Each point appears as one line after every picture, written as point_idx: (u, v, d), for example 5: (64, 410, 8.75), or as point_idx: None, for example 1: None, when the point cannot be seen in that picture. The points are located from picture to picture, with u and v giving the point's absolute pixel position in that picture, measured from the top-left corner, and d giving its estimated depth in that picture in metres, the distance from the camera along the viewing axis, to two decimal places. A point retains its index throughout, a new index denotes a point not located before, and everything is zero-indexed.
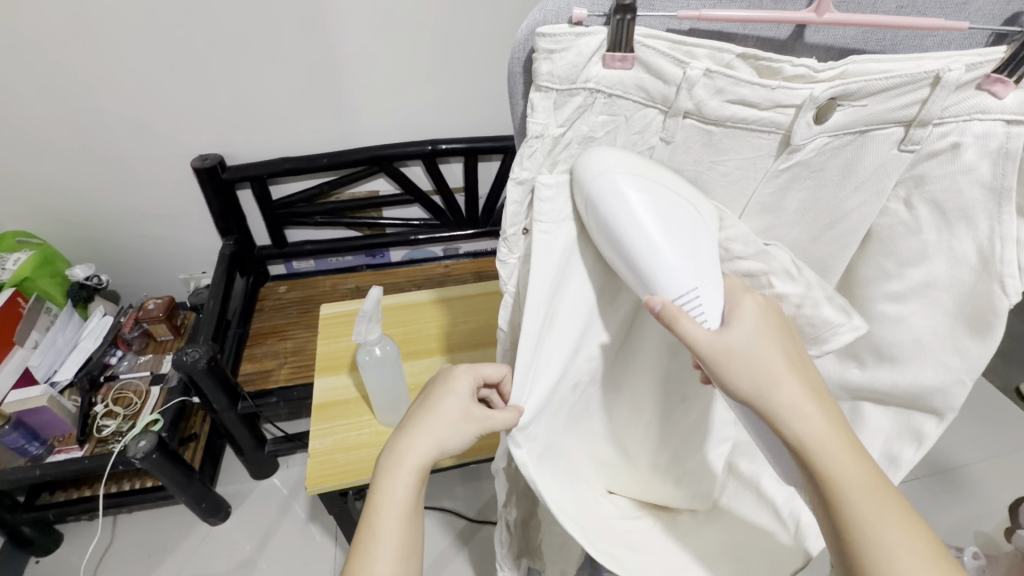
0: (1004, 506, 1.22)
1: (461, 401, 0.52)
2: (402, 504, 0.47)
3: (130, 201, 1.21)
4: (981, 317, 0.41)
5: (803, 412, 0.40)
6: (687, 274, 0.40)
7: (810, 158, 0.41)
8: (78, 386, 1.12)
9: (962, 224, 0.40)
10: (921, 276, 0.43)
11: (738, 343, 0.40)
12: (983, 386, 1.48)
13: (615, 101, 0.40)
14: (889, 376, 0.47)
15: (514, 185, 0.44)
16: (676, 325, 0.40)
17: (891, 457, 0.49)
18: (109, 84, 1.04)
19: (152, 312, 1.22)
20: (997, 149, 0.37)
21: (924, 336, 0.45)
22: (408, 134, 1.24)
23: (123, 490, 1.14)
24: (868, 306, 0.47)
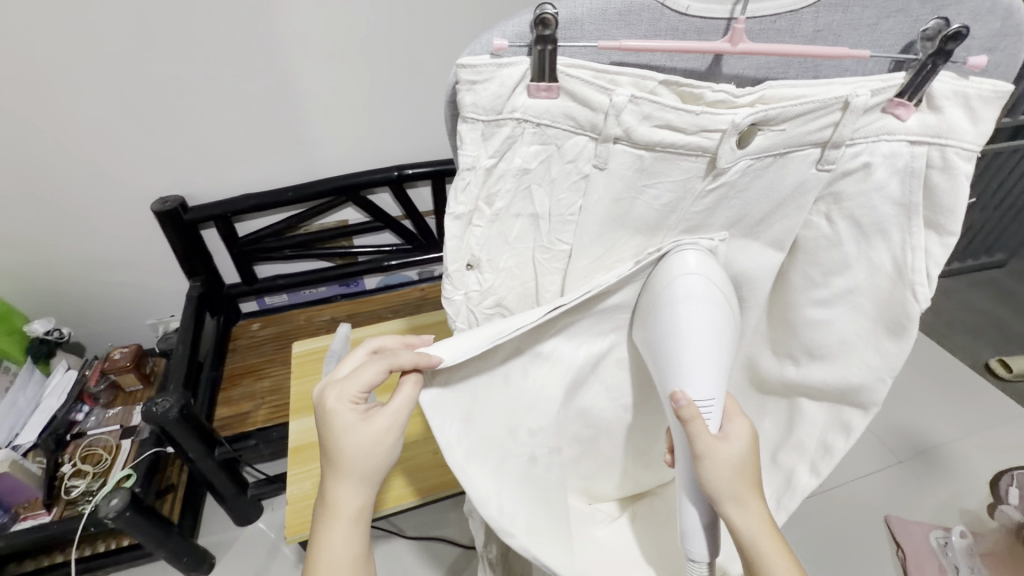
0: (985, 481, 1.25)
1: (354, 421, 0.47)
2: (345, 554, 0.48)
3: (90, 248, 1.17)
4: (898, 320, 0.47)
5: (753, 516, 0.46)
6: (710, 386, 0.47)
7: (736, 178, 0.43)
8: (43, 447, 1.07)
9: (879, 238, 0.46)
10: (844, 283, 0.49)
11: (733, 456, 0.46)
12: (956, 362, 1.52)
13: (544, 131, 0.41)
14: (820, 372, 0.54)
15: (453, 220, 0.45)
16: (691, 424, 0.45)
17: (825, 446, 0.55)
18: (60, 135, 1.02)
19: (118, 362, 1.17)
20: (905, 169, 0.42)
21: (850, 338, 0.51)
22: (375, 162, 1.24)
23: (98, 552, 1.09)
24: (796, 312, 0.53)
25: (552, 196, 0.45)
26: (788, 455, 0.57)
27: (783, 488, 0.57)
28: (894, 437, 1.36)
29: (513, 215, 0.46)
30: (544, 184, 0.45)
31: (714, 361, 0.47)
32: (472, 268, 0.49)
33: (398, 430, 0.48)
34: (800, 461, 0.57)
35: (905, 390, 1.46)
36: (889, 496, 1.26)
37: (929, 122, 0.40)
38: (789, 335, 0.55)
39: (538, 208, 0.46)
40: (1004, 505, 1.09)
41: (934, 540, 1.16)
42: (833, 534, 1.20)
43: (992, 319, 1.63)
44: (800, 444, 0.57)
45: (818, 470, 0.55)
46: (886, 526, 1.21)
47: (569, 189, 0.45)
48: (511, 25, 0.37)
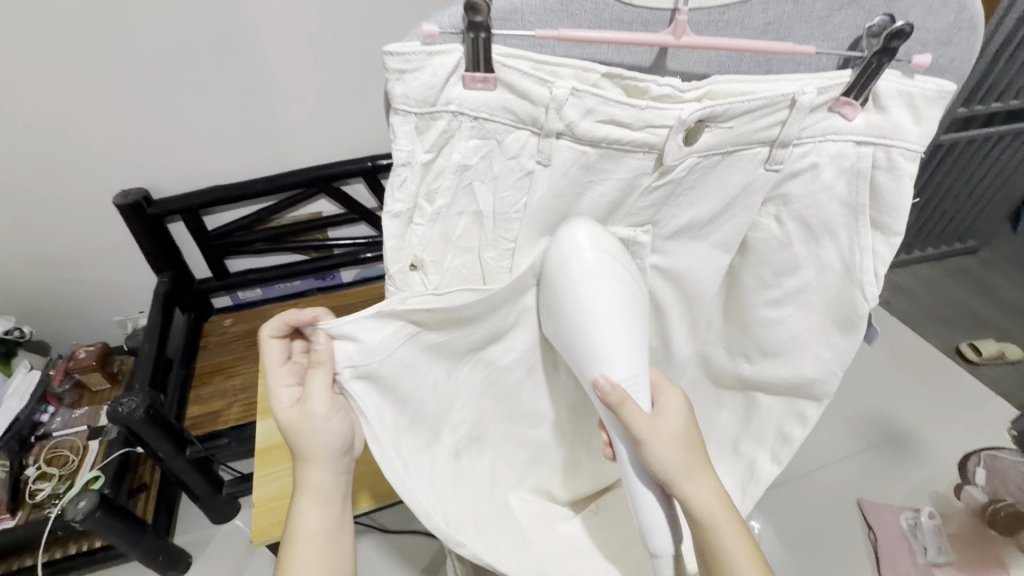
0: (953, 464, 1.29)
1: (290, 390, 0.51)
2: (320, 532, 0.53)
3: (45, 246, 1.13)
4: (847, 316, 0.48)
5: (703, 487, 0.48)
6: (631, 362, 0.45)
7: (683, 175, 0.42)
8: (5, 450, 1.04)
9: (825, 235, 0.46)
10: (796, 284, 0.49)
11: (670, 427, 0.47)
12: (930, 348, 1.54)
13: (483, 125, 0.39)
14: (775, 369, 0.54)
15: (391, 220, 0.43)
16: (621, 407, 0.44)
17: (784, 435, 0.57)
18: (8, 125, 0.96)
19: (84, 361, 1.14)
20: (851, 169, 0.42)
21: (800, 336, 0.51)
22: (345, 153, 1.20)
23: (70, 553, 1.08)
24: (749, 312, 0.52)
25: (496, 194, 0.43)
26: (750, 445, 0.59)
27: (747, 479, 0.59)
28: (867, 424, 1.38)
29: (455, 213, 0.44)
30: (487, 182, 0.43)
31: (628, 333, 0.45)
32: (416, 269, 0.46)
33: (322, 405, 0.48)
34: (761, 450, 0.58)
35: (877, 374, 1.49)
36: (863, 481, 1.28)
37: (875, 121, 0.40)
38: (743, 335, 0.54)
39: (481, 206, 0.44)
40: (970, 487, 1.22)
41: (904, 522, 1.19)
42: (807, 519, 1.22)
43: (963, 305, 1.66)
44: (758, 434, 0.59)
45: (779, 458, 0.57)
46: (858, 509, 1.24)
47: (513, 187, 0.43)
48: (445, 15, 0.36)
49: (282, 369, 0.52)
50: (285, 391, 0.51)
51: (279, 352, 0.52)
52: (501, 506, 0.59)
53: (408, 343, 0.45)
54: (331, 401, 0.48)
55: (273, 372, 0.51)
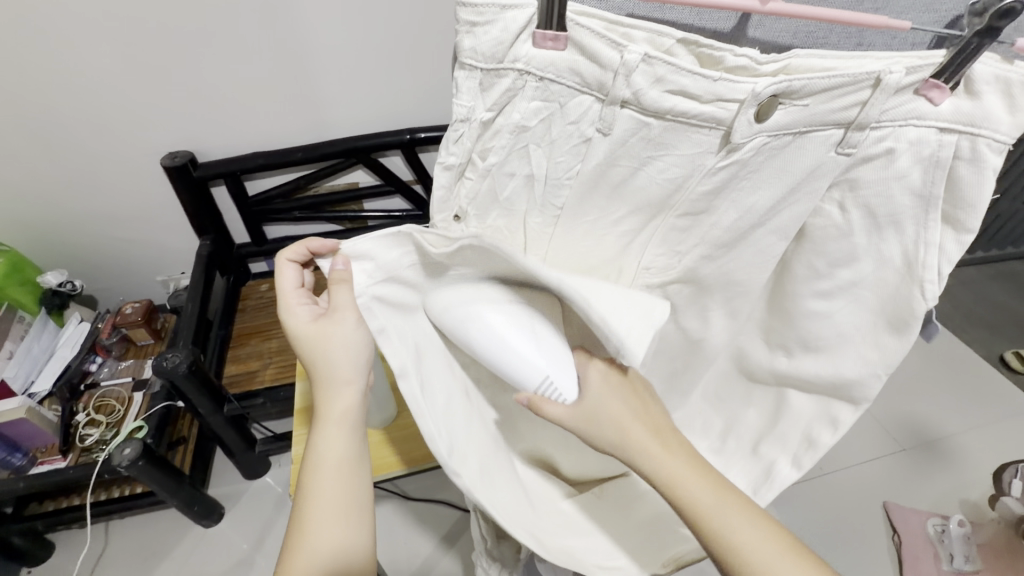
0: (989, 473, 1.25)
1: (310, 311, 0.55)
2: (337, 459, 0.54)
3: (98, 205, 1.17)
4: (900, 315, 0.46)
5: (659, 462, 0.47)
6: (536, 367, 0.47)
7: (748, 157, 0.41)
8: (57, 396, 1.09)
9: (890, 228, 0.44)
10: (850, 275, 0.47)
11: (593, 409, 0.47)
12: (970, 354, 1.49)
13: (547, 86, 0.39)
14: (814, 364, 0.52)
15: (442, 170, 0.43)
16: (543, 411, 0.47)
17: (810, 439, 0.53)
18: (68, 86, 1.00)
19: (130, 317, 1.19)
20: (929, 157, 0.40)
21: (849, 330, 0.49)
22: (384, 125, 1.21)
23: (112, 497, 1.14)
24: (795, 302, 0.50)
25: (551, 158, 0.43)
26: (771, 447, 0.56)
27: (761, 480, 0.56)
28: (898, 426, 1.35)
29: (506, 173, 0.43)
30: (543, 145, 0.42)
31: (523, 350, 0.47)
32: (460, 220, 0.46)
33: (352, 316, 0.52)
34: (782, 453, 0.55)
35: (911, 378, 1.45)
36: (889, 482, 1.26)
37: (964, 108, 0.38)
38: (786, 325, 0.52)
39: (535, 168, 0.43)
40: (1005, 497, 1.11)
41: (931, 527, 1.17)
42: (829, 517, 1.21)
43: (1013, 312, 1.59)
44: (782, 436, 0.56)
45: (800, 464, 0.54)
46: (884, 511, 1.22)
47: (568, 153, 0.42)
48: None
49: (296, 293, 0.56)
50: (303, 308, 0.55)
51: (294, 276, 0.56)
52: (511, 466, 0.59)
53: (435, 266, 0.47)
54: (357, 315, 0.52)
55: (287, 296, 0.56)
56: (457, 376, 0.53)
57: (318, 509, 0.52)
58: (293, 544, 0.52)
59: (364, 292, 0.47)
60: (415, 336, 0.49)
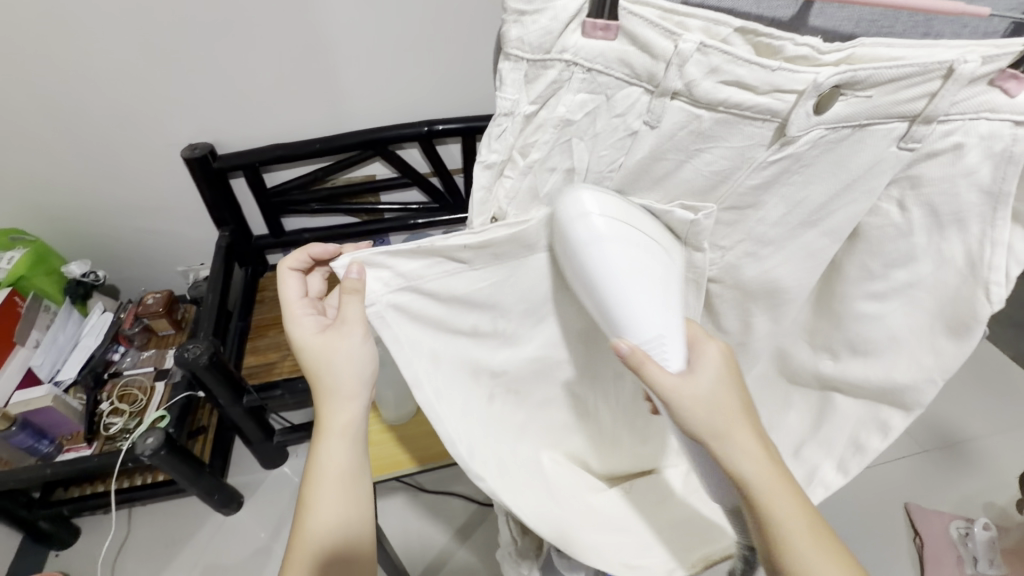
0: (1014, 477, 1.23)
1: (315, 320, 0.54)
2: (337, 473, 0.53)
3: (121, 196, 1.18)
4: (961, 318, 0.44)
5: (746, 454, 0.44)
6: (654, 323, 0.43)
7: (803, 150, 0.40)
8: (82, 384, 1.11)
9: (954, 228, 0.42)
10: (906, 276, 0.45)
11: (700, 386, 0.44)
12: (997, 355, 1.46)
13: (595, 78, 0.38)
14: (861, 368, 0.50)
15: (482, 169, 0.44)
16: (641, 370, 0.42)
17: (857, 444, 0.52)
18: (93, 78, 1.00)
19: (152, 307, 1.20)
20: (1002, 153, 0.38)
21: (901, 333, 0.48)
22: (404, 117, 1.20)
23: (134, 485, 1.16)
24: (844, 305, 0.49)
25: (593, 153, 0.42)
26: (813, 451, 0.55)
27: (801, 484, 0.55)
28: (921, 428, 1.33)
29: (547, 168, 0.43)
30: (586, 140, 0.41)
31: (644, 311, 0.42)
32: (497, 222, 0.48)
33: (359, 331, 0.51)
34: (826, 458, 0.54)
35: None
36: (909, 485, 1.25)
37: None
38: (834, 327, 0.51)
39: (576, 162, 0.42)
40: None
41: (954, 532, 1.16)
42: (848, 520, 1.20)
43: None
44: (827, 441, 0.54)
45: (845, 468, 0.53)
46: (905, 513, 1.21)
47: (612, 146, 0.41)
48: None
49: (300, 302, 0.56)
50: (310, 317, 0.55)
51: (296, 285, 0.57)
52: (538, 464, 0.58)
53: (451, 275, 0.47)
54: (364, 328, 0.51)
55: (292, 305, 0.56)
56: (478, 381, 0.52)
57: (318, 522, 0.53)
58: (306, 514, 0.53)
59: (376, 300, 0.46)
60: (431, 342, 0.49)
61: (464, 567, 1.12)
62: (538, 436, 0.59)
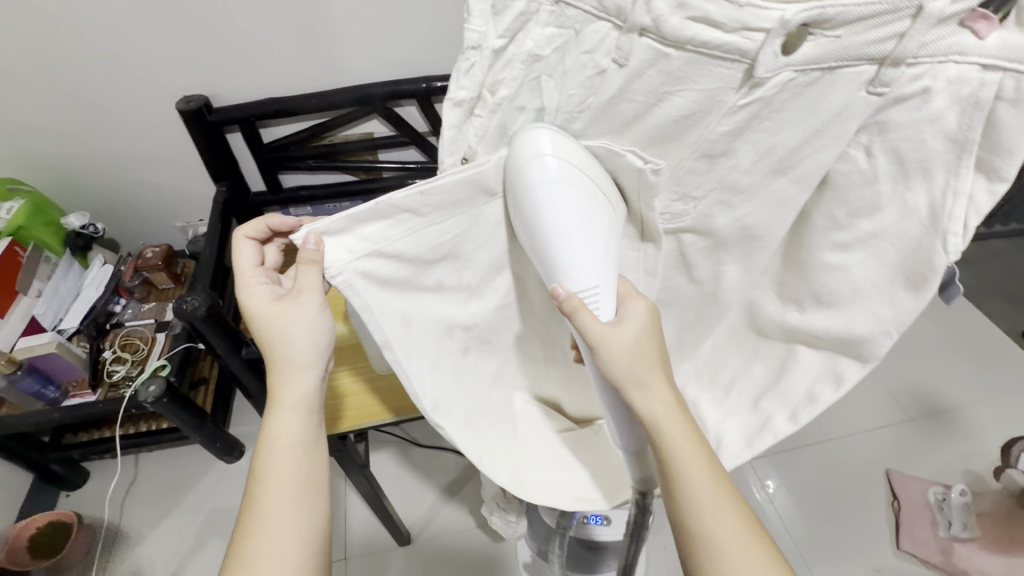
0: (995, 447, 1.26)
1: (273, 287, 0.58)
2: (293, 440, 0.55)
3: (115, 147, 1.17)
4: (919, 271, 0.43)
5: (656, 400, 0.48)
6: (587, 273, 0.45)
7: (772, 95, 0.39)
8: (85, 333, 1.14)
9: (919, 177, 0.41)
10: (870, 227, 0.45)
11: (623, 338, 0.46)
12: (990, 328, 1.46)
13: (563, 10, 0.39)
14: (826, 319, 0.50)
15: (452, 106, 0.47)
16: (574, 315, 0.45)
17: (811, 394, 0.53)
18: (78, 23, 0.98)
19: (151, 260, 1.21)
20: (968, 98, 0.37)
21: (863, 285, 0.48)
22: (398, 72, 1.17)
23: (140, 432, 1.20)
24: (811, 256, 0.49)
25: (563, 91, 0.44)
26: (771, 402, 0.56)
27: (755, 431, 0.57)
28: (909, 397, 1.36)
29: (516, 107, 0.45)
30: (555, 77, 0.43)
31: (585, 252, 0.45)
32: (467, 163, 0.50)
33: (317, 297, 0.55)
34: (781, 408, 0.55)
35: (927, 351, 1.43)
36: (892, 452, 1.28)
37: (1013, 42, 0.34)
38: (801, 278, 0.51)
39: (546, 101, 0.44)
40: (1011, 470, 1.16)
41: (932, 497, 1.21)
42: (827, 482, 1.25)
43: None
44: (786, 391, 0.55)
45: (797, 417, 0.54)
46: (885, 478, 1.25)
47: (581, 85, 0.43)
48: None
49: (254, 270, 0.60)
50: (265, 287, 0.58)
51: (251, 254, 0.62)
52: (506, 404, 0.65)
53: (417, 233, 0.47)
54: (322, 296, 0.55)
55: (246, 273, 0.59)
56: (449, 335, 0.55)
57: (273, 488, 0.54)
58: (258, 471, 0.55)
59: (344, 270, 0.46)
60: (401, 305, 0.50)
61: (456, 515, 1.18)
62: (511, 379, 0.65)
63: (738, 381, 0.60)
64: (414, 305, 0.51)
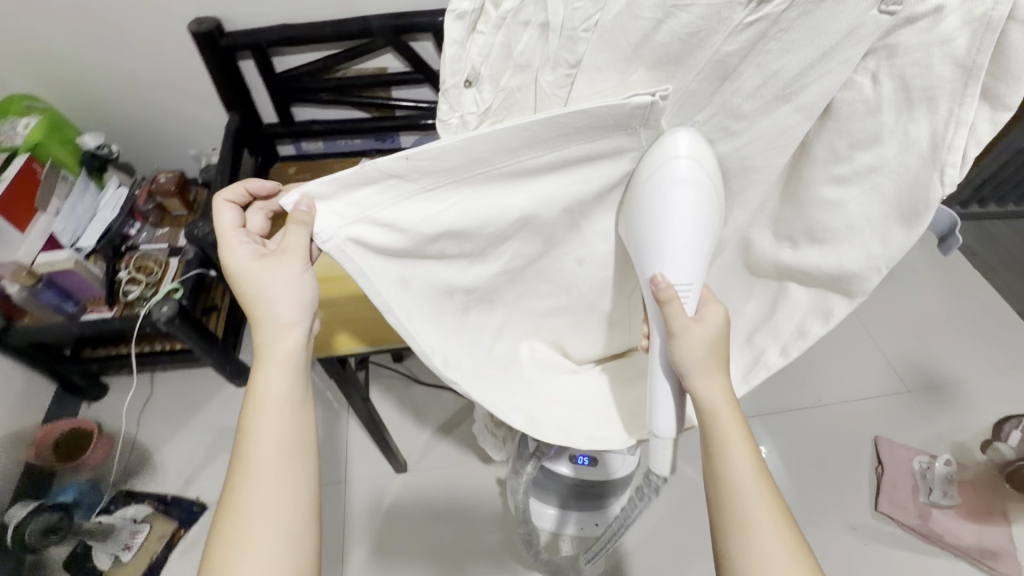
0: (988, 422, 1.28)
1: (254, 248, 0.56)
2: (279, 402, 0.54)
3: (128, 68, 1.16)
4: (912, 205, 0.44)
5: (718, 388, 0.51)
6: (689, 271, 0.49)
7: (777, 10, 0.38)
8: (102, 253, 1.17)
9: (923, 106, 0.40)
10: (870, 160, 0.44)
11: (705, 329, 0.50)
12: (998, 308, 1.46)
13: None
14: (818, 257, 0.50)
15: (455, 20, 0.47)
16: (667, 303, 0.49)
17: (801, 330, 0.55)
18: None
19: (164, 185, 1.23)
20: (981, 18, 0.35)
21: (857, 221, 0.47)
22: (416, 4, 1.13)
23: (154, 351, 1.26)
24: (809, 191, 0.48)
25: (568, 5, 0.43)
26: (763, 337, 0.58)
27: (750, 366, 0.59)
28: (908, 369, 1.37)
29: (521, 22, 0.47)
30: None
31: (686, 254, 0.48)
32: (470, 85, 0.51)
33: (298, 260, 0.52)
34: (772, 343, 0.57)
35: (933, 327, 1.44)
36: (885, 420, 1.30)
37: None
38: (796, 213, 0.50)
39: (551, 17, 0.45)
40: (999, 443, 1.20)
41: (918, 465, 1.23)
42: (817, 444, 1.28)
43: None
44: (776, 327, 0.57)
45: (787, 353, 0.56)
46: (873, 445, 1.27)
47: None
48: None
49: (236, 232, 0.57)
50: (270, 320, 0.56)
51: (234, 217, 0.59)
52: (512, 356, 0.64)
53: (409, 200, 0.46)
54: (304, 258, 0.52)
55: (228, 236, 0.57)
56: (450, 295, 0.55)
57: (257, 449, 0.52)
58: (246, 438, 0.53)
59: (334, 235, 0.46)
60: (399, 268, 0.50)
61: (453, 448, 1.24)
62: (516, 332, 0.64)
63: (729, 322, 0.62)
64: (412, 267, 0.51)
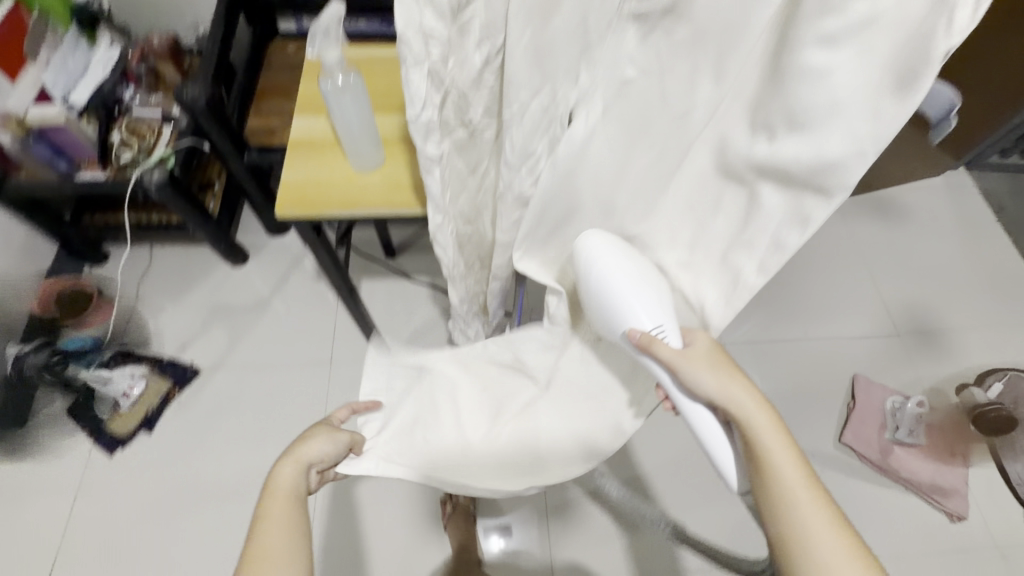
0: (972, 371, 1.27)
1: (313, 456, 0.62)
2: (289, 521, 0.53)
3: None
4: (906, 66, 0.35)
5: (742, 393, 0.52)
6: (653, 314, 0.54)
7: None
8: (94, 113, 1.14)
9: None
10: (867, 8, 0.34)
11: (697, 353, 0.54)
12: (1009, 262, 1.42)
13: None
14: (795, 146, 0.42)
15: None
16: (651, 347, 0.53)
17: (778, 242, 0.48)
18: None
19: (158, 48, 1.21)
20: None
21: (846, 96, 0.38)
22: None
23: (152, 221, 1.28)
24: (791, 58, 0.38)
25: None
26: (739, 254, 0.51)
27: (728, 288, 0.53)
28: (903, 315, 1.35)
29: None
30: None
31: (644, 297, 0.55)
32: None
33: None
34: (749, 259, 0.50)
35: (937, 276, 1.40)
36: (869, 361, 1.30)
37: None
38: (776, 91, 0.41)
39: None
40: (976, 390, 1.23)
41: (889, 404, 1.24)
42: (795, 377, 1.29)
43: None
44: (751, 241, 0.49)
45: (766, 269, 0.49)
46: (850, 383, 1.28)
47: None
48: None
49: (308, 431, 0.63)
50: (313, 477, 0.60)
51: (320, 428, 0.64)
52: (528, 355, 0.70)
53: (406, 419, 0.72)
54: None
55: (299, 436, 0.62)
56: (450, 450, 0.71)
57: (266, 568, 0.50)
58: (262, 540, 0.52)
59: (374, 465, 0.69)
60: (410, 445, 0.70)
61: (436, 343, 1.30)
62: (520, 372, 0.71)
63: (703, 239, 0.53)
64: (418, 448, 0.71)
